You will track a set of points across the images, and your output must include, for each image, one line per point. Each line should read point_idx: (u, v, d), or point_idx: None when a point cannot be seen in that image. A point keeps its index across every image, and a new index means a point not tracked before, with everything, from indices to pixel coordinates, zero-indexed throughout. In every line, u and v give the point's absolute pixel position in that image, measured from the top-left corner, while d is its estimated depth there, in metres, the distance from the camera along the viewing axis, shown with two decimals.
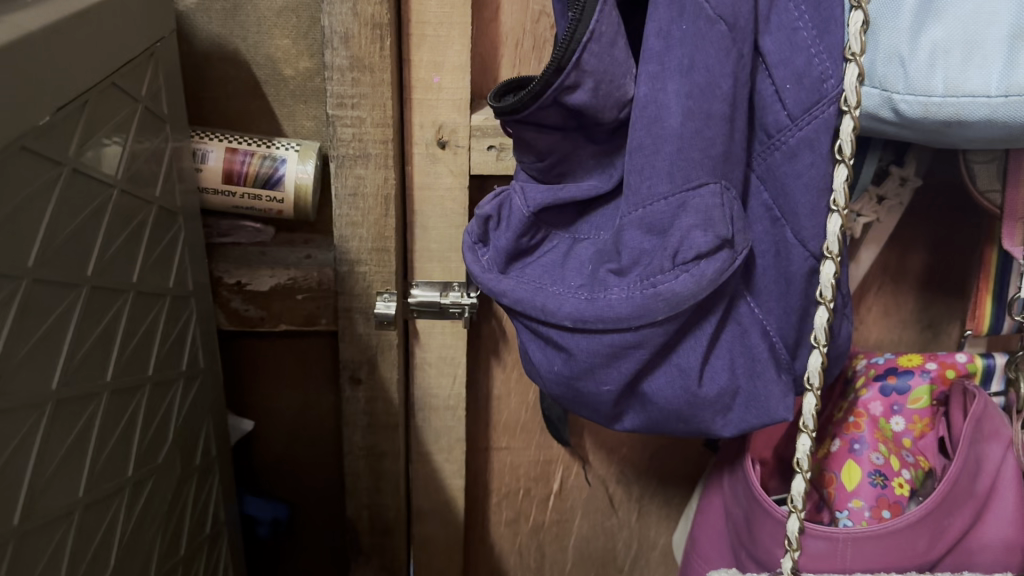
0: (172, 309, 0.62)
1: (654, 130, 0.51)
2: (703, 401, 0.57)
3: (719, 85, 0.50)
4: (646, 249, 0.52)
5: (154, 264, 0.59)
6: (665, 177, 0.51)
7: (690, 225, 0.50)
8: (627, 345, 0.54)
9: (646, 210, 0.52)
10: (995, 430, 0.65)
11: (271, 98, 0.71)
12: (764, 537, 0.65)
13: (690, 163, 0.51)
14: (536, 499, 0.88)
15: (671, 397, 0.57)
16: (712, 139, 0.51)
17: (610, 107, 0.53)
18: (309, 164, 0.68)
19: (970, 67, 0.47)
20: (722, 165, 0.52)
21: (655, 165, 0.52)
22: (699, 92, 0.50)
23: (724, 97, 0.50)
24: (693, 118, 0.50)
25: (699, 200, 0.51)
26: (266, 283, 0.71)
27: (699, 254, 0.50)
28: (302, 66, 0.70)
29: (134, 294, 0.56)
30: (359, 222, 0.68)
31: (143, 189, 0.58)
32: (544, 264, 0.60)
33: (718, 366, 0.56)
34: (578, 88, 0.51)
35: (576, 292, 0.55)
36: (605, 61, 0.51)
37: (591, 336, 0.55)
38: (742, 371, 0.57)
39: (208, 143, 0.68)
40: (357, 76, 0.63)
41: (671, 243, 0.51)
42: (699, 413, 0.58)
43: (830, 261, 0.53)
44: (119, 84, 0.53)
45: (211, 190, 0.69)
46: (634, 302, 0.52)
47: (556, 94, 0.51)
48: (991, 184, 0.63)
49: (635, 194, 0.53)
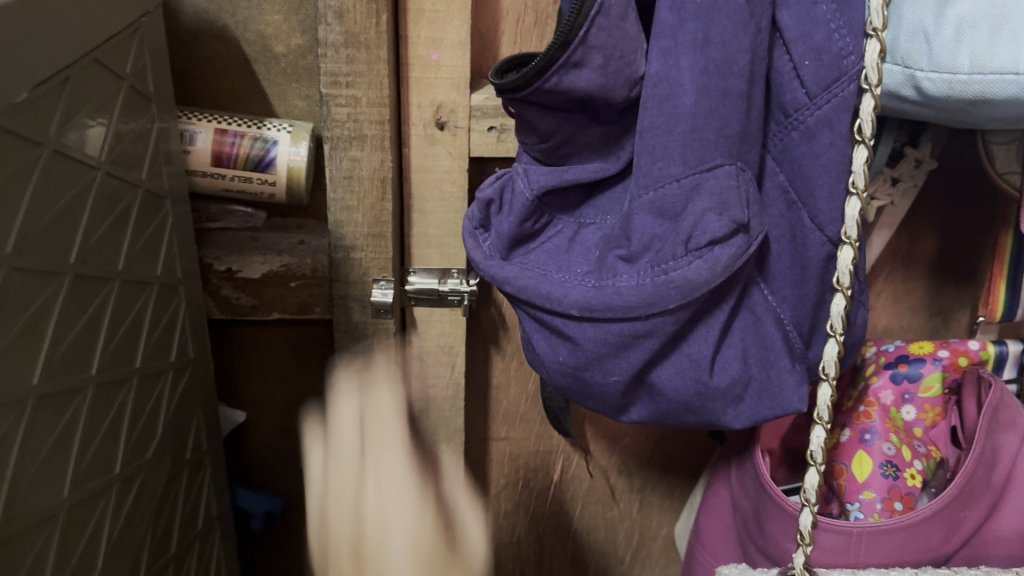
0: (160, 298, 0.59)
1: (666, 109, 0.49)
2: (715, 393, 0.54)
3: (736, 61, 0.48)
4: (657, 234, 0.50)
5: (141, 250, 0.57)
6: (678, 159, 0.49)
7: (704, 208, 0.48)
8: (637, 334, 0.52)
9: (658, 193, 0.50)
10: (1011, 421, 0.63)
11: (261, 77, 0.68)
12: (775, 531, 0.63)
13: (704, 143, 0.48)
14: (536, 490, 0.86)
15: (680, 388, 0.54)
16: (728, 118, 0.48)
17: (620, 85, 0.50)
18: (302, 147, 0.65)
19: (998, 43, 0.44)
20: (737, 146, 0.49)
21: (667, 146, 0.49)
22: (715, 68, 0.47)
23: (742, 74, 0.48)
24: (708, 95, 0.48)
25: (713, 182, 0.48)
26: (259, 271, 0.68)
27: (714, 239, 0.47)
28: (294, 43, 0.67)
29: (120, 282, 0.53)
30: (354, 206, 0.66)
31: (128, 172, 0.55)
32: (548, 250, 0.57)
33: (730, 356, 0.54)
34: (585, 65, 0.48)
35: (583, 278, 0.53)
36: (614, 37, 0.48)
37: (599, 325, 0.52)
38: (755, 361, 0.54)
39: (196, 123, 0.65)
40: (351, 53, 0.60)
41: (684, 227, 0.48)
42: (710, 405, 0.55)
43: (848, 246, 0.51)
44: (102, 60, 0.51)
45: (199, 173, 0.66)
46: (644, 290, 0.49)
47: (562, 73, 0.48)
48: (1011, 166, 0.61)
49: (647, 175, 0.50)
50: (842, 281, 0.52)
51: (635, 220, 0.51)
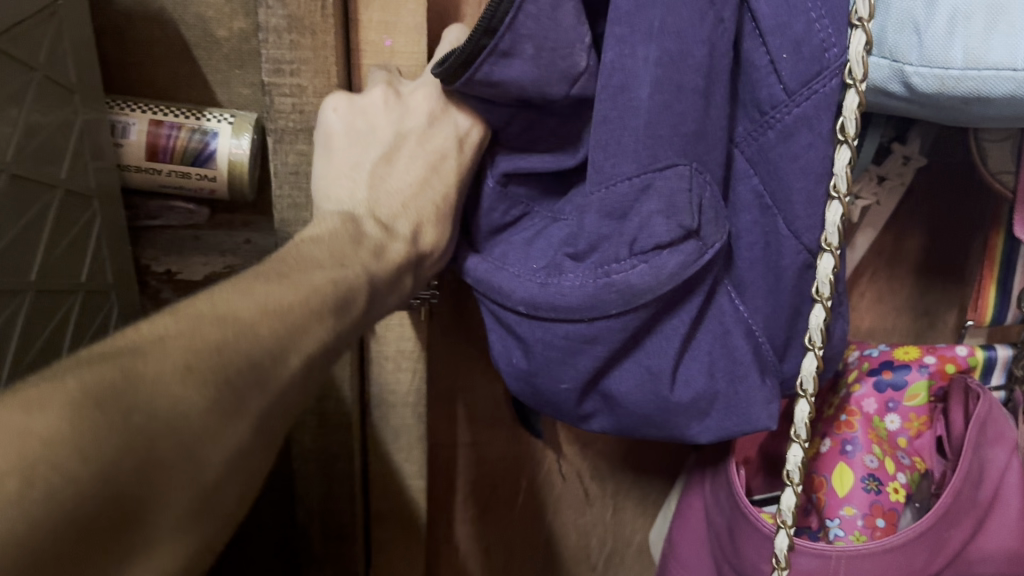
0: (86, 305, 0.55)
1: (620, 101, 0.43)
2: (676, 408, 0.50)
3: (692, 53, 0.43)
4: (604, 235, 0.45)
5: (63, 255, 0.52)
6: (631, 157, 0.44)
7: (652, 210, 0.44)
8: (586, 338, 0.48)
9: (607, 192, 0.45)
10: (999, 434, 0.60)
11: (202, 63, 0.63)
12: (749, 551, 0.59)
13: (658, 140, 0.43)
14: (504, 497, 0.82)
15: (640, 401, 0.50)
16: (684, 115, 0.43)
17: (557, 80, 0.45)
18: (244, 139, 0.60)
19: (994, 35, 0.40)
20: (696, 143, 0.44)
21: (620, 141, 0.44)
22: (672, 60, 0.42)
23: (699, 68, 0.43)
24: (664, 89, 0.43)
25: (665, 183, 0.44)
26: (200, 273, 0.65)
27: (659, 244, 0.44)
28: (237, 27, 0.62)
29: (34, 294, 0.49)
30: (302, 204, 0.62)
31: (45, 170, 0.50)
32: (512, 246, 0.52)
33: (693, 369, 0.49)
34: (515, 55, 0.43)
35: (530, 277, 0.49)
36: (546, 25, 0.43)
37: (549, 324, 0.48)
38: (721, 375, 0.49)
39: (129, 113, 0.60)
40: (295, 38, 0.55)
41: (630, 229, 0.44)
42: (673, 419, 0.51)
43: (828, 254, 0.47)
44: (7, 48, 0.46)
45: (134, 168, 0.61)
46: (586, 292, 0.46)
47: (491, 62, 0.43)
48: (1005, 166, 0.57)
49: (596, 167, 0.45)
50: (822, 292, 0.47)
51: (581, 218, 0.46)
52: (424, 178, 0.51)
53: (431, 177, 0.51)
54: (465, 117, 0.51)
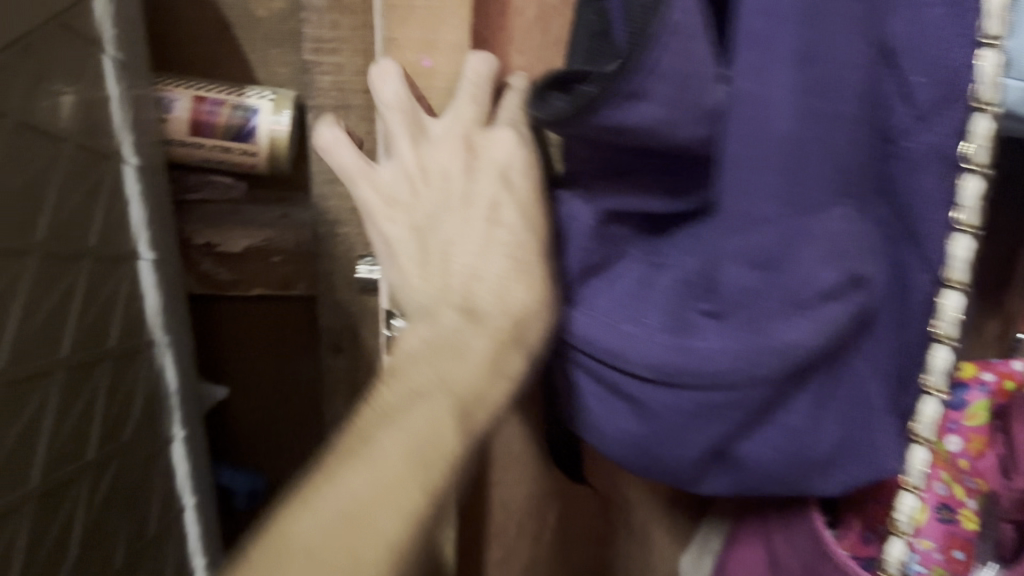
0: (134, 275, 0.57)
1: (747, 122, 0.27)
2: (819, 464, 0.32)
3: (849, 83, 0.26)
4: (747, 287, 0.29)
5: (115, 226, 0.54)
6: (775, 185, 0.27)
7: (816, 254, 0.27)
8: (721, 408, 0.30)
9: (746, 238, 0.28)
10: None
11: (242, 42, 0.65)
12: None
13: (806, 176, 0.27)
14: None
15: (769, 463, 0.32)
16: (848, 138, 0.27)
17: (691, 121, 0.28)
18: (284, 115, 0.61)
19: None
20: (861, 173, 0.28)
21: (751, 169, 0.27)
22: (823, 82, 0.26)
23: (857, 93, 0.27)
24: (818, 121, 0.26)
25: (827, 221, 0.27)
26: (239, 245, 0.66)
27: (826, 292, 0.28)
28: (276, 7, 0.64)
29: (91, 260, 0.51)
30: (338, 179, 0.63)
31: (101, 143, 0.52)
32: (613, 300, 0.32)
33: (834, 437, 0.31)
34: (645, 101, 0.27)
35: (651, 334, 0.30)
36: (690, 69, 0.27)
37: (670, 390, 0.30)
38: (878, 430, 0.31)
39: (173, 89, 0.61)
40: (336, 17, 0.58)
41: (791, 273, 0.28)
42: (809, 479, 0.32)
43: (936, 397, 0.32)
44: (72, 24, 0.47)
45: (177, 143, 0.63)
46: (726, 356, 0.29)
47: (619, 107, 0.27)
48: None
49: (738, 211, 0.28)
50: (945, 333, 0.30)
51: (682, 270, 0.30)
52: (489, 233, 0.34)
53: (497, 230, 0.34)
54: (506, 148, 0.35)
